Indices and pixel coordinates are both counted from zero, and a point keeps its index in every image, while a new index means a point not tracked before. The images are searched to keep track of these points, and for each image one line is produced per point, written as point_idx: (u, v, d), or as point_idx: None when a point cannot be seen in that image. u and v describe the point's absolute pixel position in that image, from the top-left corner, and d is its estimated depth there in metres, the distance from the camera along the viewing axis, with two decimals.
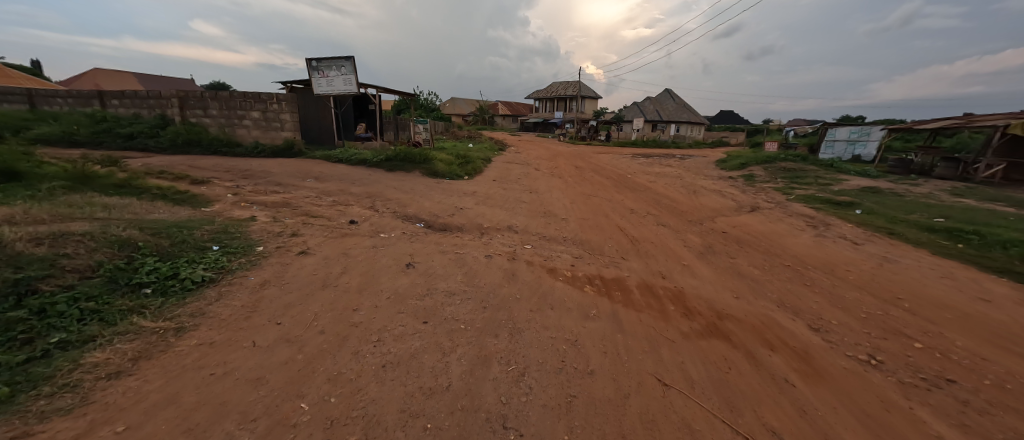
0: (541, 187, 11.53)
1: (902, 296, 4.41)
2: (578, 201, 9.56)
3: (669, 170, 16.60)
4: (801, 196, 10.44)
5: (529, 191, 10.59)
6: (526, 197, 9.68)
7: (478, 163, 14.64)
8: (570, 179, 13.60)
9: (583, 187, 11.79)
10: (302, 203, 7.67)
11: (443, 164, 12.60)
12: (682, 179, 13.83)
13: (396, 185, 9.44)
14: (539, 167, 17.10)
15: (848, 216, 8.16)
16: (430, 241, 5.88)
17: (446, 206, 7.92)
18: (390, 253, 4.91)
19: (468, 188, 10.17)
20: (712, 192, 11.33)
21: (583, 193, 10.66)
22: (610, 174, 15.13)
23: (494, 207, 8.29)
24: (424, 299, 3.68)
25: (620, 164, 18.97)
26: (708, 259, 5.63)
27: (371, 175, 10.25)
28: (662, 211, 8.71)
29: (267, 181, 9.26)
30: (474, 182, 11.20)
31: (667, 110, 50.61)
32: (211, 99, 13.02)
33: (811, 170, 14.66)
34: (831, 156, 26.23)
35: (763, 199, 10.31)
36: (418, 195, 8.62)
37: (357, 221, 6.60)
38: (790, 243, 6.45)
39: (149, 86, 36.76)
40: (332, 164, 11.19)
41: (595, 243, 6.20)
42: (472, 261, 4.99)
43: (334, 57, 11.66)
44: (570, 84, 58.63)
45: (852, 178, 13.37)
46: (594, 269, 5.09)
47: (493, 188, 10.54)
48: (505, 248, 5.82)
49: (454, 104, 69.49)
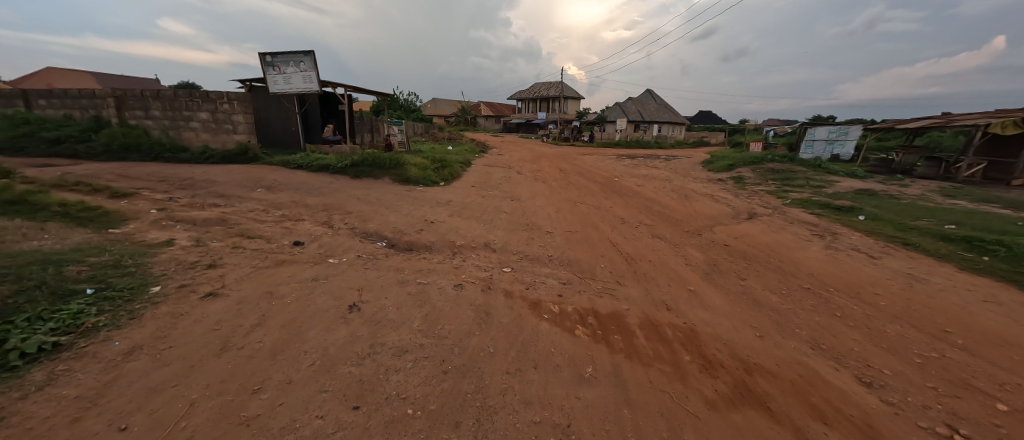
0: (523, 193, 10.63)
1: (951, 330, 3.69)
2: (563, 209, 8.73)
3: (656, 172, 15.98)
4: (797, 200, 9.90)
5: (510, 198, 9.70)
6: (507, 205, 8.76)
7: (456, 167, 13.67)
8: (554, 184, 12.74)
9: (569, 193, 10.96)
10: (242, 218, 6.56)
11: (417, 169, 11.59)
12: (672, 182, 13.18)
13: (359, 195, 8.37)
14: (522, 171, 16.24)
15: (853, 222, 7.59)
16: (389, 267, 4.89)
17: (413, 220, 6.92)
18: (331, 288, 3.90)
19: (442, 196, 9.19)
20: (704, 196, 10.68)
21: (568, 200, 9.82)
22: (596, 177, 14.35)
23: (470, 220, 7.35)
24: (363, 365, 2.71)
25: (605, 166, 18.28)
26: (716, 281, 4.84)
27: (333, 184, 9.14)
28: (656, 221, 7.94)
29: (208, 191, 8.05)
30: (449, 189, 10.22)
31: (650, 110, 50.69)
32: (152, 98, 11.61)
33: (800, 171, 14.29)
34: (812, 155, 26.40)
35: (759, 204, 9.70)
36: (383, 207, 7.59)
37: (303, 241, 5.54)
38: (801, 258, 5.75)
39: (103, 85, 34.13)
40: (290, 170, 10.00)
41: (586, 264, 5.34)
42: (436, 296, 4.04)
43: (291, 51, 10.47)
44: (553, 84, 58.06)
45: (842, 178, 13.04)
46: (586, 302, 4.22)
47: (471, 196, 9.60)
48: (479, 274, 4.88)
49: (435, 105, 68.10)
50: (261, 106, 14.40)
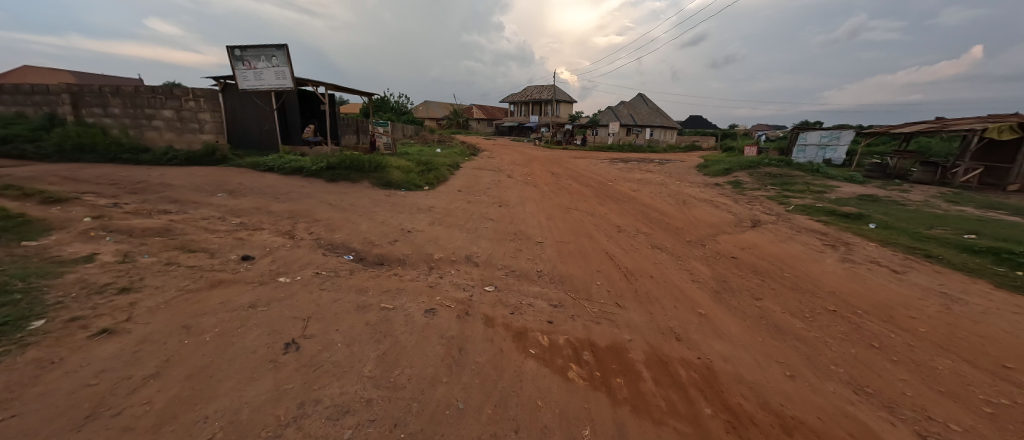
0: (512, 198, 9.97)
1: (1013, 365, 3.10)
2: (556, 216, 8.07)
3: (651, 176, 15.47)
4: (800, 206, 9.43)
5: (497, 204, 9.03)
6: (493, 212, 8.08)
7: (443, 170, 13.00)
8: (545, 189, 12.09)
9: (561, 198, 10.33)
10: (191, 227, 5.77)
11: (400, 172, 10.88)
12: (668, 187, 12.65)
13: (332, 201, 7.62)
14: (512, 174, 15.58)
15: (865, 231, 7.09)
16: (350, 286, 4.16)
17: (388, 229, 6.19)
18: (269, 318, 3.17)
19: (425, 202, 8.48)
20: (703, 202, 10.15)
21: (560, 206, 9.18)
22: (589, 182, 13.75)
23: (452, 228, 6.65)
24: (282, 437, 2.00)
25: (598, 170, 17.73)
26: (728, 303, 4.22)
27: (304, 188, 8.37)
28: (655, 229, 7.32)
29: (161, 197, 7.24)
30: (432, 194, 9.50)
31: (642, 114, 50.63)
32: (111, 94, 10.71)
33: (798, 175, 13.92)
34: (804, 160, 26.32)
35: (761, 211, 9.18)
36: (355, 214, 6.86)
37: (253, 255, 4.78)
38: (818, 273, 5.17)
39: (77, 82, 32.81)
40: (259, 173, 9.21)
41: (580, 282, 4.68)
42: (400, 325, 3.33)
43: (262, 44, 9.72)
44: (545, 87, 57.72)
45: (842, 183, 12.67)
46: (581, 331, 3.55)
47: (455, 201, 8.92)
48: (456, 296, 4.18)
49: (427, 107, 67.40)
50: (235, 105, 13.68)
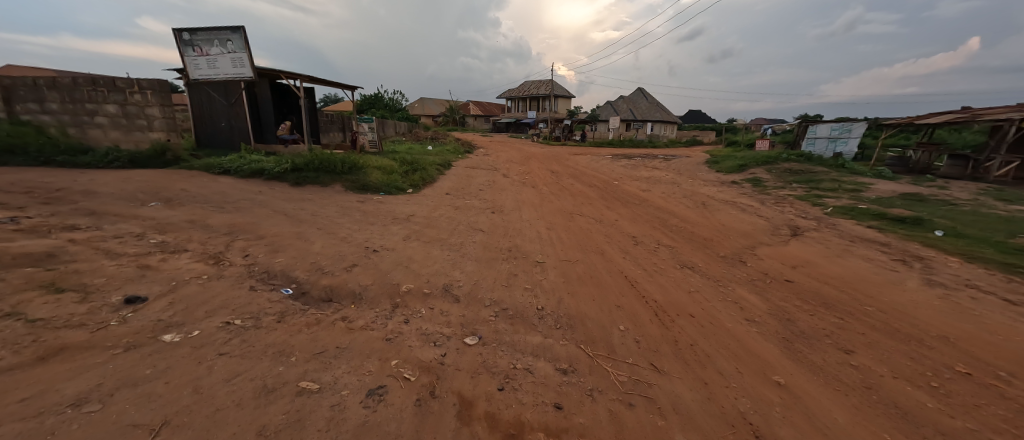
0: (506, 203, 8.70)
1: None
2: (558, 225, 6.81)
3: (660, 174, 14.18)
4: (839, 208, 8.19)
5: (489, 210, 7.76)
6: (484, 221, 6.80)
7: (431, 169, 11.73)
8: (545, 190, 10.79)
9: (563, 202, 9.06)
10: (88, 250, 4.43)
11: (380, 174, 9.59)
12: (681, 186, 11.41)
13: (289, 211, 6.34)
14: (507, 174, 14.31)
15: (934, 241, 5.84)
16: (265, 346, 2.85)
17: (347, 249, 4.86)
18: (86, 436, 1.87)
19: (403, 210, 7.18)
20: (725, 204, 8.91)
21: (563, 212, 7.92)
22: (592, 181, 12.46)
23: (431, 245, 5.35)
24: None
25: (601, 167, 16.42)
26: (810, 362, 2.95)
27: (260, 195, 7.04)
28: (678, 241, 6.05)
29: (75, 208, 5.88)
30: (413, 200, 8.20)
31: (642, 108, 49.38)
32: (48, 87, 8.79)
33: (821, 171, 12.72)
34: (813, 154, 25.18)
35: (794, 215, 7.94)
36: (312, 229, 5.55)
37: (147, 294, 3.46)
38: (910, 306, 3.90)
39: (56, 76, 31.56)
40: (211, 176, 7.88)
41: (597, 327, 3.40)
42: (315, 434, 2.03)
43: (214, 26, 8.38)
44: (543, 82, 56.28)
45: (872, 180, 11.47)
46: (607, 426, 2.28)
47: (440, 207, 7.63)
48: (421, 358, 2.89)
49: (422, 104, 66.06)
50: (202, 100, 12.43)
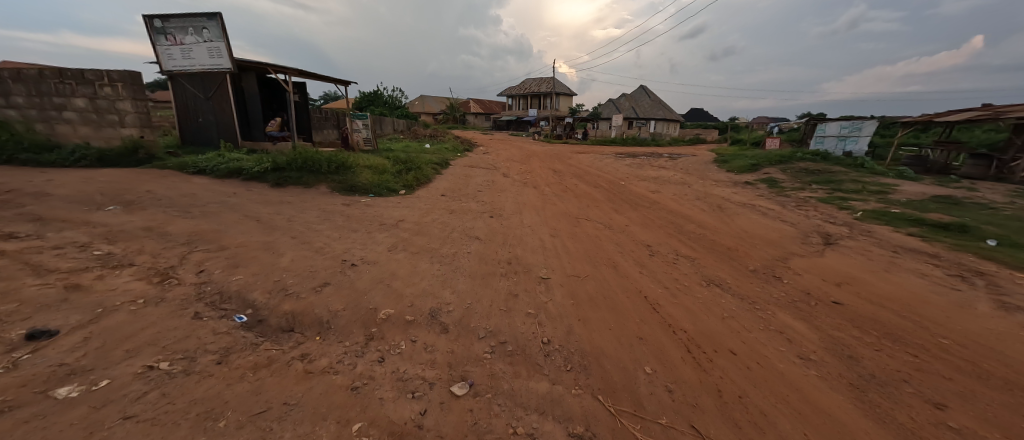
0: (506, 205, 8.03)
1: None
2: (563, 232, 6.13)
3: (668, 174, 13.47)
4: (870, 212, 7.51)
5: (486, 214, 7.09)
6: (481, 227, 6.13)
7: (427, 168, 11.09)
8: (547, 192, 10.11)
9: (567, 205, 8.39)
10: (14, 265, 3.76)
11: (370, 174, 8.92)
12: (692, 187, 10.74)
13: (264, 216, 5.67)
14: (508, 173, 13.63)
15: (991, 253, 5.16)
16: (189, 405, 2.17)
17: (321, 262, 4.18)
18: None
19: (392, 214, 6.51)
20: (743, 207, 8.24)
21: (567, 216, 7.26)
22: (597, 181, 11.80)
23: (419, 257, 4.68)
24: None
25: (605, 167, 15.72)
26: (898, 423, 2.28)
27: (233, 198, 6.36)
28: (699, 252, 5.37)
29: (20, 210, 5.20)
30: (405, 202, 7.53)
31: (644, 107, 48.64)
32: (13, 80, 8.10)
33: (838, 171, 12.04)
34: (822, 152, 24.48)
35: (821, 220, 7.26)
36: (285, 237, 4.87)
37: (59, 327, 2.78)
38: (996, 338, 3.20)
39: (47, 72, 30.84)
40: (184, 177, 7.22)
41: (617, 369, 2.72)
42: None
43: None
44: (544, 80, 55.50)
45: (895, 181, 10.78)
46: None
47: (433, 211, 6.96)
48: (394, 419, 2.21)
49: (422, 102, 65.34)
50: (187, 95, 11.81)
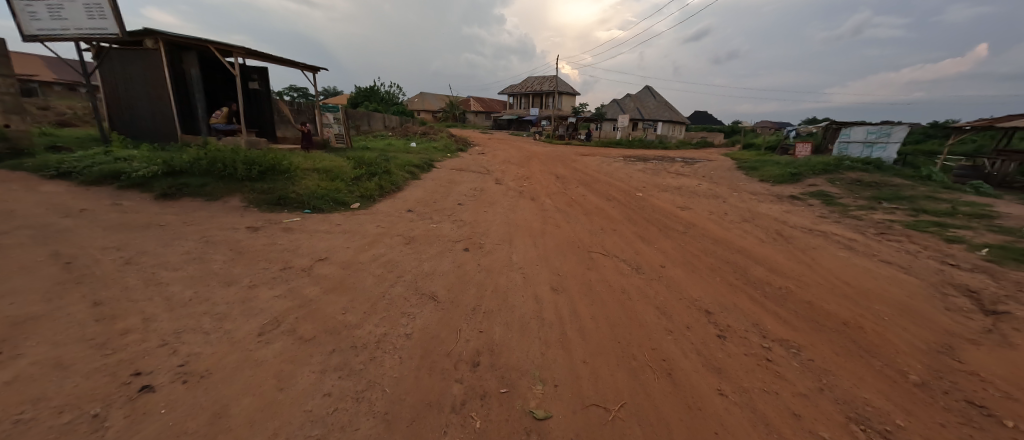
0: (490, 228, 5.89)
1: None
2: (571, 282, 4.01)
3: (692, 183, 11.31)
4: (1000, 248, 5.34)
5: (458, 244, 4.95)
6: (443, 273, 3.97)
7: (399, 172, 8.99)
8: (548, 206, 7.98)
9: (573, 228, 6.26)
10: None
11: (314, 180, 6.80)
12: (729, 202, 8.61)
13: (89, 254, 3.48)
14: (501, 179, 11.50)
15: None
16: None
17: (76, 382, 2.00)
18: None
19: (314, 245, 4.34)
20: (813, 235, 6.10)
21: (576, 249, 5.13)
22: (610, 191, 9.67)
23: (309, 350, 2.51)
24: None
25: (616, 173, 13.59)
26: None
27: (71, 219, 4.17)
28: (799, 332, 3.21)
29: None
30: (346, 224, 5.36)
31: (651, 107, 46.51)
32: None
33: (901, 185, 9.89)
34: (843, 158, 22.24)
35: (937, 260, 5.11)
36: (76, 307, 2.69)
37: None
38: None
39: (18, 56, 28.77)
40: (32, 183, 5.05)
41: None
42: None
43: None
44: (546, 79, 53.41)
45: (981, 199, 8.62)
46: None
47: (380, 239, 4.81)
48: None
49: (422, 99, 63.43)
50: (121, 78, 10.02)
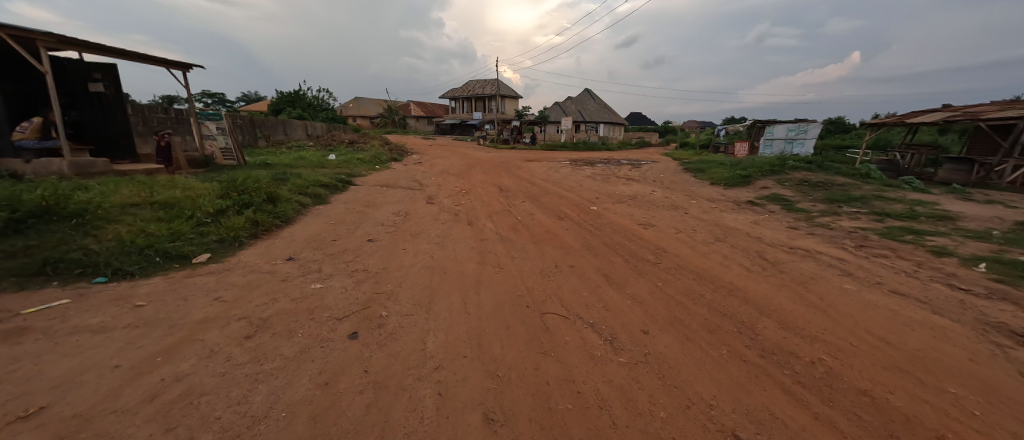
0: (401, 284, 4.13)
1: None
2: (517, 396, 2.43)
3: (646, 191, 10.39)
4: (997, 261, 4.71)
5: (341, 325, 3.17)
6: (286, 411, 2.18)
7: (291, 199, 6.89)
8: (489, 232, 6.41)
9: (519, 270, 4.73)
10: None
11: (135, 224, 4.58)
12: (691, 213, 7.70)
13: None
14: (435, 196, 9.73)
15: None
16: None
17: None
18: None
19: (38, 376, 2.30)
20: (800, 255, 5.17)
21: (524, 312, 3.59)
22: (561, 206, 8.37)
23: None
24: None
25: (565, 181, 12.38)
26: None
27: None
28: None
29: None
30: (154, 303, 3.30)
31: (592, 109, 47.15)
32: None
33: (846, 184, 9.76)
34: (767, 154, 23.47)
35: (946, 284, 4.30)
36: None
37: None
38: None
39: None
40: None
41: None
42: None
43: None
44: (488, 81, 51.99)
45: (923, 197, 8.56)
46: None
47: (197, 335, 2.85)
48: None
49: (358, 104, 59.30)
50: None
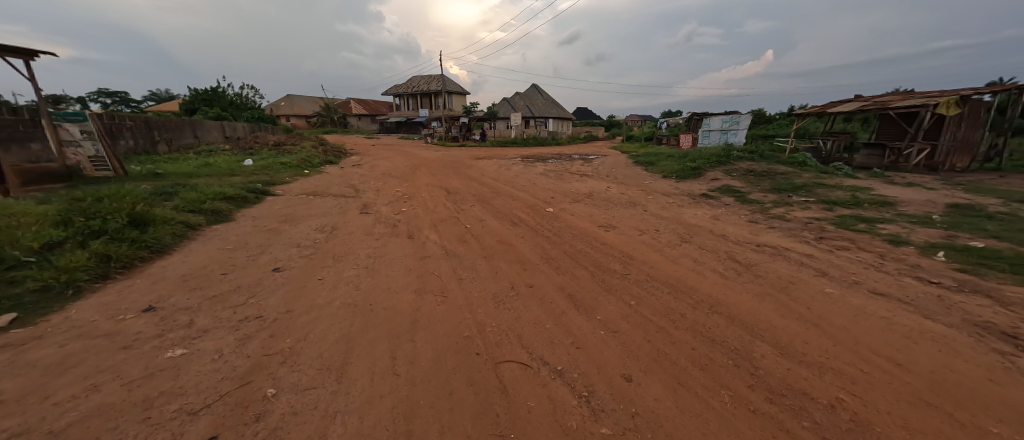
0: (308, 335, 3.09)
1: None
2: None
3: (602, 188, 9.95)
4: (951, 248, 4.67)
5: (192, 427, 2.09)
6: None
7: (174, 219, 5.42)
8: (433, 247, 5.46)
9: (468, 297, 3.86)
10: None
11: None
12: (651, 210, 7.30)
13: None
14: (372, 204, 8.51)
15: None
16: None
17: None
18: None
19: None
20: (770, 254, 4.83)
21: (474, 364, 2.73)
22: (515, 210, 7.59)
23: None
24: None
25: (518, 180, 11.63)
26: None
27: None
28: None
29: None
30: None
31: (541, 104, 47.12)
32: None
33: (788, 173, 10.01)
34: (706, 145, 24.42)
35: (917, 278, 4.11)
36: None
37: None
38: None
39: None
40: None
41: None
42: None
43: None
44: (433, 76, 49.88)
45: (857, 182, 8.92)
46: None
47: None
48: None
49: (290, 102, 54.28)
50: None
